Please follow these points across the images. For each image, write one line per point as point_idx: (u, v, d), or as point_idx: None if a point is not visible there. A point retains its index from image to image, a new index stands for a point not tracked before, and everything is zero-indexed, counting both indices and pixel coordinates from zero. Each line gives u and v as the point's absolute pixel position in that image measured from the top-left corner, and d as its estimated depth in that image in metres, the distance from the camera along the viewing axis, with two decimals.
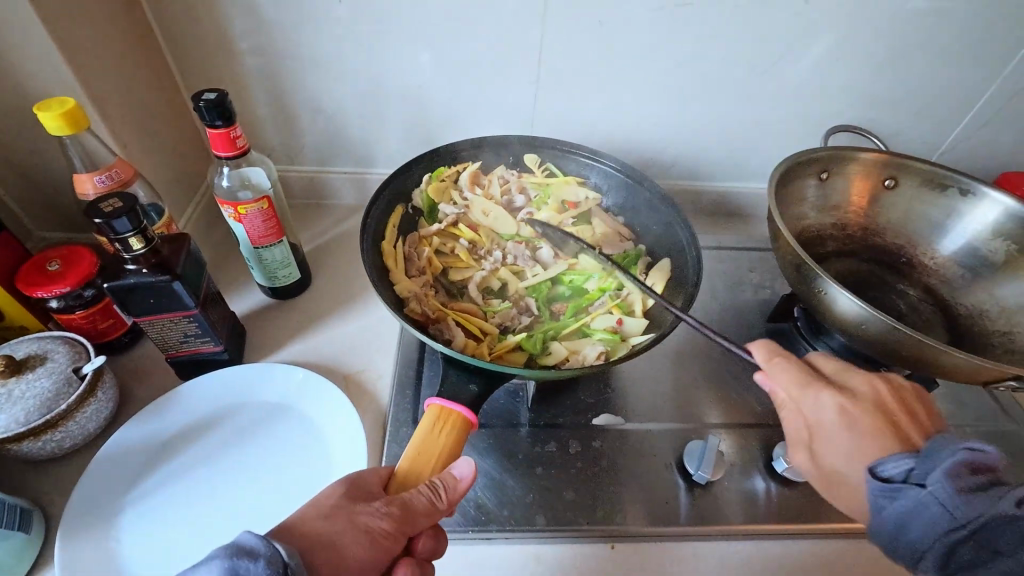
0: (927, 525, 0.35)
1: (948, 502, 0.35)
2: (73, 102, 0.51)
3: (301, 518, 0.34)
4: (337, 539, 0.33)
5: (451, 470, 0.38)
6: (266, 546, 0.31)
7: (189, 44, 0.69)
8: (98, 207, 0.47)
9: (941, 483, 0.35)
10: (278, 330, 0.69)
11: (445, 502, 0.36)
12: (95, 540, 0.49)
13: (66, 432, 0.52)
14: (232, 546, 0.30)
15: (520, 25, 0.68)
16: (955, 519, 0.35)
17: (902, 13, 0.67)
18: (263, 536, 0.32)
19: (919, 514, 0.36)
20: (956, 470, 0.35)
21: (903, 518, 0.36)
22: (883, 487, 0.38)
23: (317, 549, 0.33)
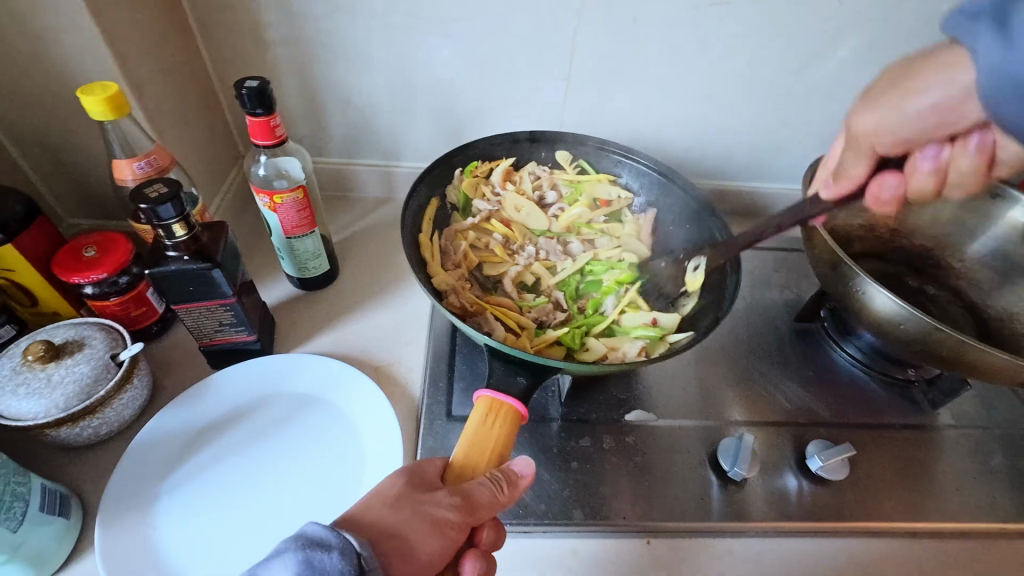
0: None
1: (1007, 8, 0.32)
2: (116, 87, 0.50)
3: (367, 508, 0.34)
4: (408, 530, 0.33)
5: (512, 465, 0.38)
6: (338, 535, 0.31)
7: (222, 32, 0.68)
8: (143, 192, 0.47)
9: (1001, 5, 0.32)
10: (307, 321, 0.69)
11: (508, 493, 0.36)
12: (133, 527, 0.49)
13: (103, 419, 0.52)
14: (303, 537, 0.30)
15: (555, 20, 0.68)
16: None
17: (938, 15, 0.67)
18: (331, 527, 0.31)
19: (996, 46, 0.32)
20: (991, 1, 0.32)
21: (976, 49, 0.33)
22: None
23: (384, 539, 0.33)
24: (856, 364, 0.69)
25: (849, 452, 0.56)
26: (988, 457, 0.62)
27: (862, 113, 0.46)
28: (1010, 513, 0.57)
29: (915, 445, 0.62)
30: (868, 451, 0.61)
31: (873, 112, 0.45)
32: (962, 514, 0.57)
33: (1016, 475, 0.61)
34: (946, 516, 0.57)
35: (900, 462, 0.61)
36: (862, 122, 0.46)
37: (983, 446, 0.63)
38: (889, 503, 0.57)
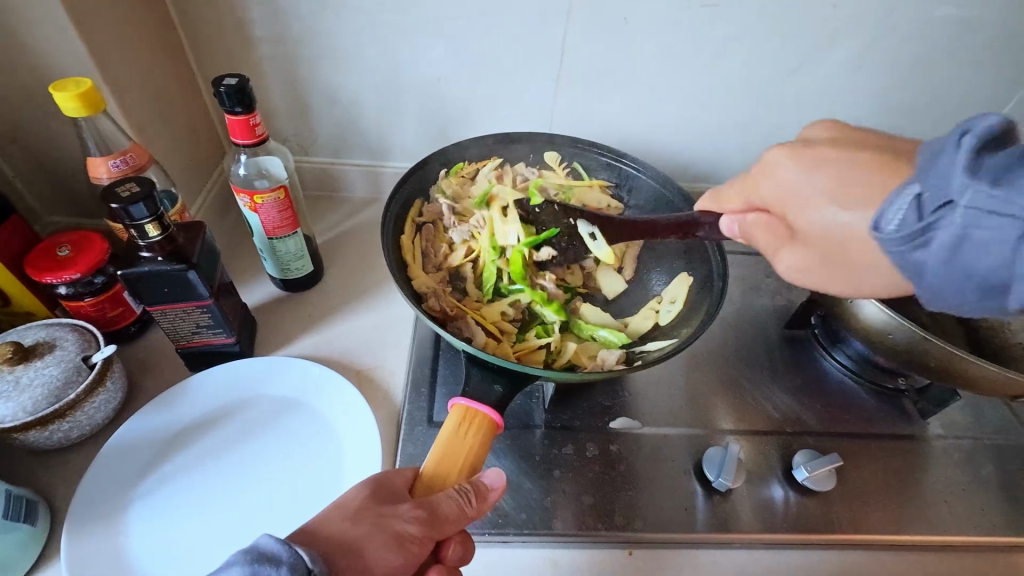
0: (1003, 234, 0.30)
1: (924, 228, 0.31)
2: (90, 84, 0.49)
3: (326, 520, 0.33)
4: (366, 543, 0.32)
5: (482, 477, 0.38)
6: (290, 550, 0.30)
7: (206, 29, 0.67)
8: (115, 192, 0.46)
9: (933, 218, 0.31)
10: (289, 323, 0.68)
11: (475, 506, 0.35)
12: (102, 534, 0.48)
13: (74, 422, 0.51)
14: (252, 551, 0.29)
15: (544, 20, 0.67)
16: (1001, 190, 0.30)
17: (931, 20, 0.66)
18: (283, 540, 0.30)
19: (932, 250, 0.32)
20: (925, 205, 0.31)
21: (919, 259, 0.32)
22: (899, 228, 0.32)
23: (341, 554, 0.32)
24: (846, 372, 0.68)
25: (836, 462, 0.55)
26: (978, 468, 0.61)
27: (790, 259, 0.40)
28: (999, 526, 0.57)
29: (904, 456, 0.61)
30: (857, 461, 0.60)
31: (799, 160, 0.39)
32: (951, 527, 0.56)
33: (1004, 486, 0.60)
34: (934, 528, 0.56)
35: (888, 473, 0.60)
36: (789, 181, 0.39)
37: (973, 455, 0.62)
38: (877, 514, 0.56)
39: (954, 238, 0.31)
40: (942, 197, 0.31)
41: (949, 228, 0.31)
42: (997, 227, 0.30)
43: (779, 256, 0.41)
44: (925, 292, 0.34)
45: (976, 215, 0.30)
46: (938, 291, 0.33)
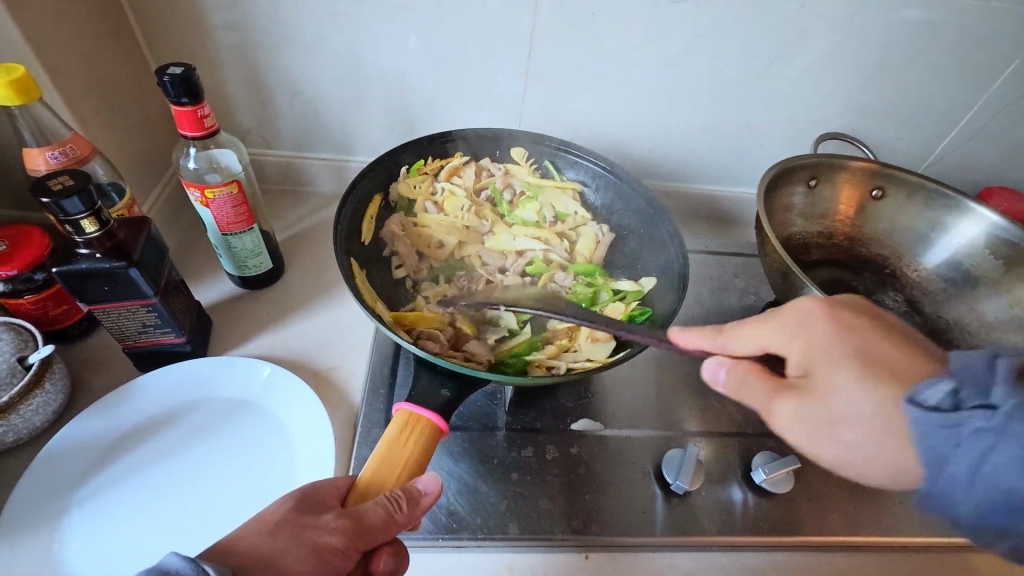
0: None
1: (978, 418, 0.29)
2: (22, 70, 0.47)
3: (242, 533, 0.32)
4: (283, 555, 0.31)
5: (416, 483, 0.37)
6: (196, 565, 0.29)
7: (158, 16, 0.65)
8: (46, 185, 0.43)
9: (931, 396, 0.30)
10: (245, 323, 0.66)
11: (403, 513, 0.34)
12: (36, 543, 0.46)
13: (8, 426, 0.49)
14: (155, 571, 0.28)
15: (510, 13, 0.65)
16: None
17: (897, 21, 0.66)
18: (193, 556, 0.29)
19: (930, 434, 0.30)
20: None
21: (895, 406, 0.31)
22: None
23: (254, 566, 0.31)
24: None
25: (793, 465, 0.55)
26: None
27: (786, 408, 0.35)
28: None
29: None
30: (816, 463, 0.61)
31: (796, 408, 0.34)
32: (905, 528, 0.56)
33: None
34: (888, 528, 0.56)
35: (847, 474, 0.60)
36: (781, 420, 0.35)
37: None
38: (834, 517, 0.56)
39: (987, 434, 0.29)
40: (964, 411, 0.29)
41: (987, 422, 0.29)
42: (1019, 456, 0.28)
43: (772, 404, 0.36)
44: (829, 440, 0.33)
45: (1007, 462, 0.28)
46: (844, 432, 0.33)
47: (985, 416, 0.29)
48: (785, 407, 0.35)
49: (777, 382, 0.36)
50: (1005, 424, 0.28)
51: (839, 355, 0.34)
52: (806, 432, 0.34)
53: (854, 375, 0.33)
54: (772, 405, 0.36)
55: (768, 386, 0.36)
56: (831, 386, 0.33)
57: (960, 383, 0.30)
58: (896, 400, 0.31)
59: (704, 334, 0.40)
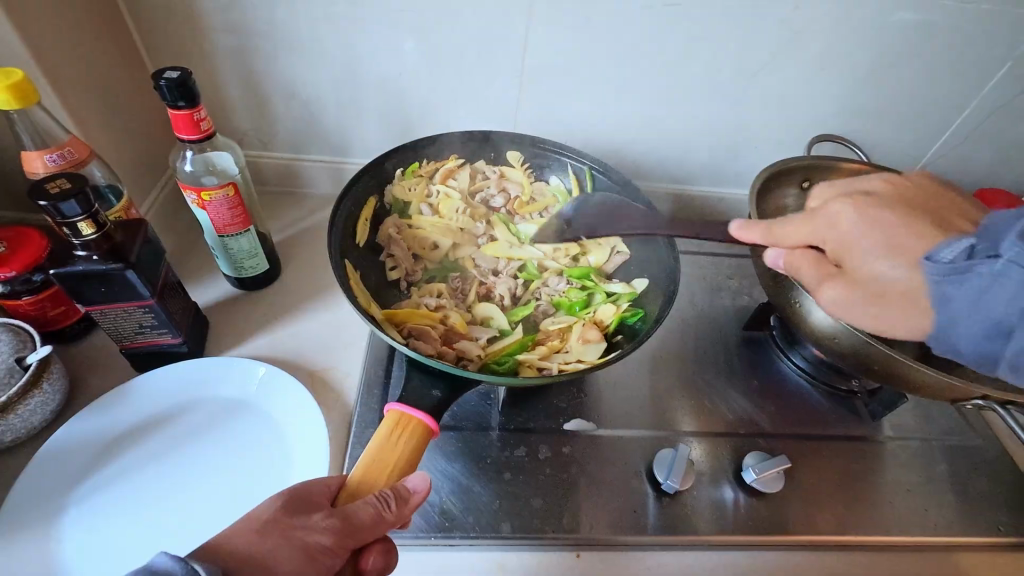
0: (1001, 290, 0.36)
1: (1014, 270, 0.35)
2: (21, 75, 0.47)
3: (231, 532, 0.33)
4: (272, 554, 0.32)
5: (405, 482, 0.37)
6: (184, 564, 0.29)
7: (156, 21, 0.65)
8: (43, 188, 0.44)
9: (990, 266, 0.36)
10: (241, 324, 0.66)
11: (392, 511, 0.35)
12: (33, 542, 0.46)
13: (6, 426, 0.50)
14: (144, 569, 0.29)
15: (505, 16, 0.66)
16: (1019, 270, 0.35)
17: (888, 25, 0.67)
18: (182, 555, 0.30)
19: (1000, 297, 0.36)
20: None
21: (972, 300, 0.37)
22: (945, 265, 0.38)
23: (244, 565, 0.31)
24: (801, 374, 0.69)
25: (784, 464, 0.55)
26: (921, 468, 0.62)
27: (829, 292, 0.44)
28: (941, 525, 0.57)
29: (853, 457, 0.62)
30: (807, 462, 0.61)
31: (833, 287, 0.44)
32: (896, 527, 0.57)
33: (949, 487, 0.61)
34: (877, 528, 0.57)
35: (838, 474, 0.61)
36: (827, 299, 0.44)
37: (919, 455, 0.63)
38: (824, 516, 0.57)
39: (995, 278, 0.36)
40: (1008, 265, 0.35)
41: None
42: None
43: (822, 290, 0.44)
44: (944, 340, 0.40)
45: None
46: (956, 339, 0.39)
47: (1001, 253, 0.36)
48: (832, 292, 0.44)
49: (823, 265, 0.45)
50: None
51: (874, 247, 0.42)
52: (883, 314, 0.41)
53: (877, 257, 0.42)
54: (822, 288, 0.45)
55: (819, 271, 0.45)
56: (863, 263, 0.42)
57: (978, 239, 0.38)
58: (921, 262, 0.39)
59: (806, 258, 0.46)
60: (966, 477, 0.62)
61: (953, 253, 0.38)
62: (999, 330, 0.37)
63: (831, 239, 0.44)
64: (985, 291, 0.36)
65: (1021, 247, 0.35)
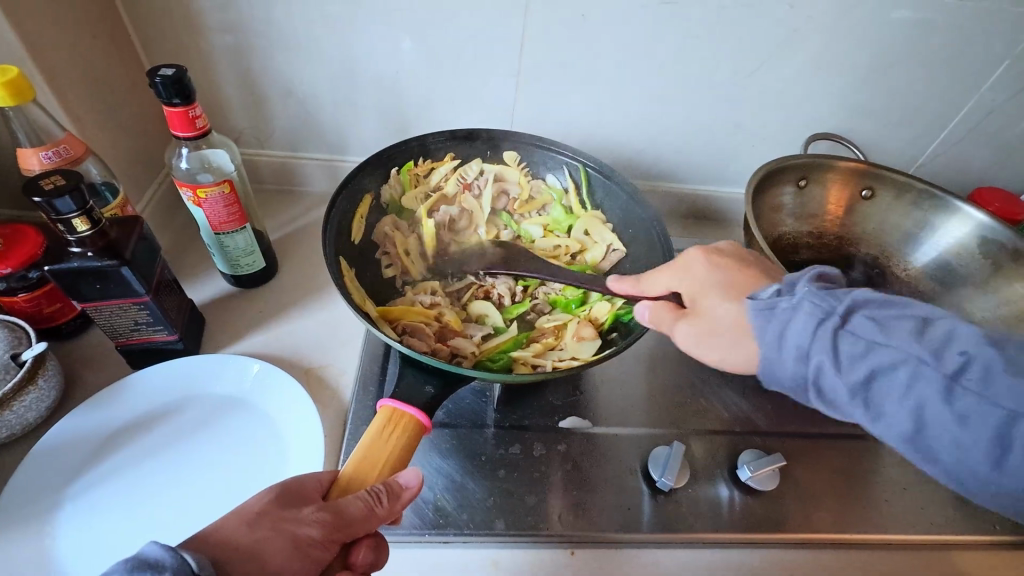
0: (859, 344, 0.37)
1: (826, 317, 0.38)
2: (16, 71, 0.47)
3: (222, 525, 0.33)
4: (262, 547, 0.32)
5: (398, 478, 0.37)
6: (176, 555, 0.29)
7: (154, 19, 0.65)
8: (38, 184, 0.44)
9: (793, 302, 0.39)
10: (237, 321, 0.66)
11: (383, 506, 0.35)
12: (27, 538, 0.47)
13: (1, 422, 0.50)
14: (134, 559, 0.29)
15: (501, 15, 0.66)
16: (826, 314, 0.38)
17: (884, 23, 0.67)
18: (172, 545, 0.30)
19: (822, 345, 0.37)
20: (824, 297, 0.38)
21: (788, 338, 0.38)
22: (815, 296, 0.38)
23: (234, 558, 0.31)
24: None
25: (779, 462, 0.55)
26: (916, 466, 0.62)
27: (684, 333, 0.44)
28: (936, 524, 0.57)
29: (849, 455, 0.62)
30: (802, 460, 0.61)
31: (691, 325, 0.44)
32: (891, 525, 0.57)
33: (944, 486, 0.61)
34: (872, 526, 0.57)
35: (834, 473, 0.60)
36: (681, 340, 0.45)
37: None
38: (820, 514, 0.57)
39: (861, 348, 0.37)
40: (820, 311, 0.38)
41: (854, 340, 0.37)
42: (890, 354, 0.36)
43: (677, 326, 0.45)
44: (766, 372, 0.40)
45: (867, 326, 0.37)
46: (777, 371, 0.39)
47: (833, 311, 0.38)
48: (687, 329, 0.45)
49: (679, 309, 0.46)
50: (860, 333, 0.37)
51: (714, 285, 0.44)
52: (716, 348, 0.43)
53: (723, 297, 0.43)
54: (676, 327, 0.45)
55: (673, 313, 0.46)
56: (710, 303, 0.44)
57: (783, 284, 0.41)
58: (744, 300, 0.41)
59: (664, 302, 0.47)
60: None
61: (768, 291, 0.41)
62: (857, 384, 0.37)
63: (682, 287, 0.47)
64: (788, 336, 0.38)
65: (864, 316, 0.38)
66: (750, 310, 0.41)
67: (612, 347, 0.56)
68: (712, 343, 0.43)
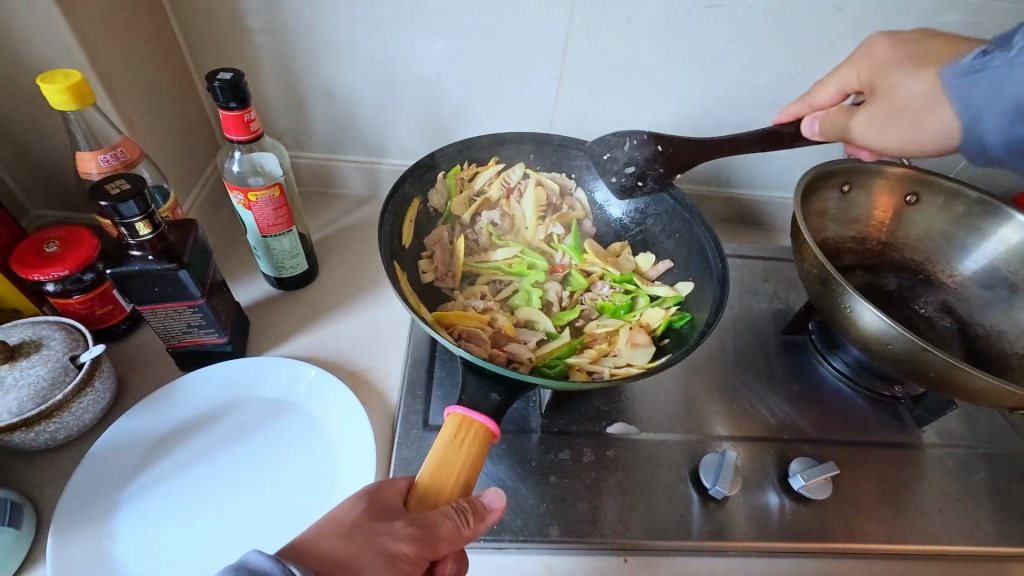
0: (1016, 85, 0.43)
1: (995, 59, 0.44)
2: (79, 76, 0.48)
3: (317, 536, 0.34)
4: (358, 559, 0.32)
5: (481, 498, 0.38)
6: (282, 567, 0.30)
7: (200, 21, 0.66)
8: (104, 189, 0.44)
9: (1008, 57, 0.43)
10: (281, 323, 0.67)
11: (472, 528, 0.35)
12: (88, 539, 0.47)
13: (60, 424, 0.50)
14: (242, 568, 0.29)
15: (547, 18, 0.66)
16: (1016, 60, 0.43)
17: (936, 25, 0.66)
18: (276, 556, 0.31)
19: (1014, 86, 0.43)
20: (985, 53, 0.44)
21: (1004, 91, 0.43)
22: (964, 71, 0.45)
23: (329, 569, 0.32)
24: (842, 379, 0.68)
25: (832, 470, 0.55)
26: (966, 476, 0.61)
27: (862, 122, 0.50)
28: (990, 536, 0.57)
29: (898, 464, 0.61)
30: (851, 469, 0.60)
31: (870, 117, 0.50)
32: (944, 536, 0.56)
33: (995, 496, 0.60)
34: (926, 537, 0.56)
35: (884, 482, 0.60)
36: (862, 130, 0.50)
37: (963, 464, 0.62)
38: (873, 524, 0.56)
39: None
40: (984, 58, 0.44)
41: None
42: None
43: (856, 119, 0.50)
44: (970, 137, 0.47)
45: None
46: (981, 135, 0.46)
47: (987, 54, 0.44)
48: (869, 120, 0.50)
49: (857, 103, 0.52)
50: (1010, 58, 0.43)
51: (909, 59, 0.50)
52: (901, 132, 0.49)
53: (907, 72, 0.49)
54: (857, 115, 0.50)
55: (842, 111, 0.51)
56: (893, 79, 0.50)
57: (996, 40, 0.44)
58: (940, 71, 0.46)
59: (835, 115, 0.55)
60: (1013, 486, 0.61)
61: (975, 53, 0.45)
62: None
63: (859, 79, 0.54)
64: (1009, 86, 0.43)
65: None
66: (949, 79, 0.46)
67: (666, 354, 0.56)
68: (888, 129, 0.49)
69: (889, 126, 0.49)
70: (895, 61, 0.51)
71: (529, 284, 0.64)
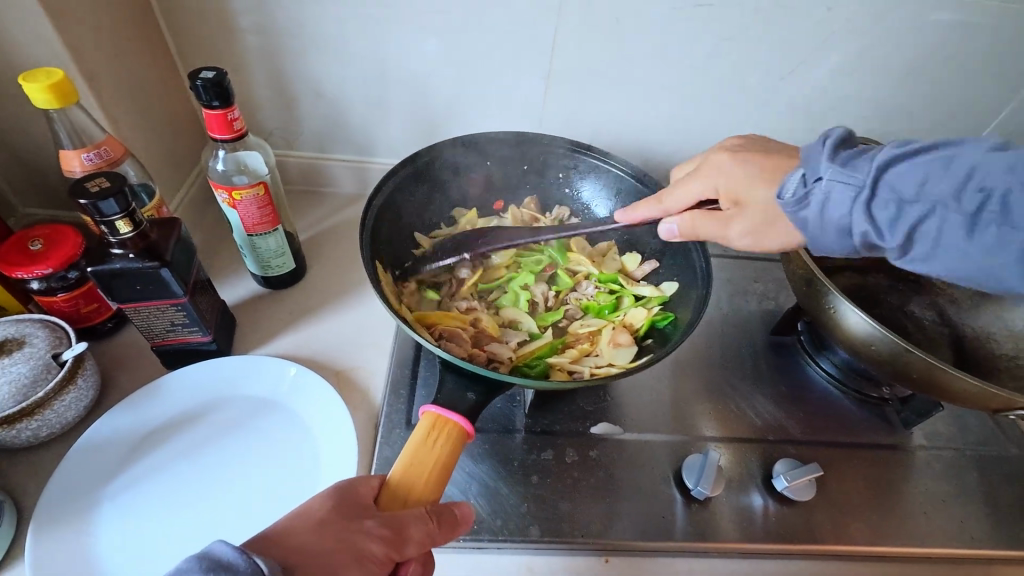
0: (841, 204, 0.40)
1: (858, 190, 0.39)
2: (62, 75, 0.48)
3: (287, 531, 0.34)
4: (325, 554, 0.33)
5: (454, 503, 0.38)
6: (246, 558, 0.31)
7: (188, 20, 0.66)
8: (83, 187, 0.45)
9: (823, 187, 0.40)
10: (267, 322, 0.67)
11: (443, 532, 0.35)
12: (68, 536, 0.47)
13: (43, 421, 0.50)
14: (206, 559, 0.30)
15: (534, 17, 0.66)
16: (856, 185, 0.39)
17: (925, 24, 0.65)
18: (242, 547, 0.31)
19: (859, 215, 0.39)
20: (850, 170, 0.39)
21: (829, 219, 0.40)
22: (794, 195, 0.41)
23: (296, 562, 0.33)
24: (829, 380, 0.68)
25: (815, 472, 0.55)
26: (953, 477, 0.61)
27: (735, 229, 0.46)
28: (976, 538, 0.56)
29: (884, 465, 0.61)
30: (836, 470, 0.60)
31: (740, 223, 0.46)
32: (929, 539, 0.56)
33: (982, 498, 0.60)
34: (910, 539, 0.55)
35: (870, 484, 0.59)
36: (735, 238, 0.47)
37: (950, 466, 0.62)
38: (857, 526, 0.56)
39: (893, 206, 0.38)
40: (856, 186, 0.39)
41: (885, 201, 0.38)
42: (922, 207, 0.37)
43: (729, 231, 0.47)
44: (816, 246, 0.43)
45: (896, 183, 0.38)
46: (826, 244, 0.42)
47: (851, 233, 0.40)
48: (738, 231, 0.47)
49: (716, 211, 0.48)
50: (894, 193, 0.38)
51: (754, 177, 0.46)
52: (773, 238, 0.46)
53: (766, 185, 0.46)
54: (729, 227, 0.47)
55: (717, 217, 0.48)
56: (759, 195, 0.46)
57: (805, 168, 0.42)
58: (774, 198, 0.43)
59: (650, 206, 0.52)
60: (1001, 488, 0.60)
61: (791, 183, 0.42)
62: (900, 238, 0.39)
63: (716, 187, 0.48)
64: (930, 185, 0.37)
65: (891, 177, 0.38)
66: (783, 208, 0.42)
67: (648, 353, 0.56)
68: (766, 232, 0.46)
69: (761, 233, 0.46)
70: (748, 181, 0.46)
71: (515, 287, 0.64)
